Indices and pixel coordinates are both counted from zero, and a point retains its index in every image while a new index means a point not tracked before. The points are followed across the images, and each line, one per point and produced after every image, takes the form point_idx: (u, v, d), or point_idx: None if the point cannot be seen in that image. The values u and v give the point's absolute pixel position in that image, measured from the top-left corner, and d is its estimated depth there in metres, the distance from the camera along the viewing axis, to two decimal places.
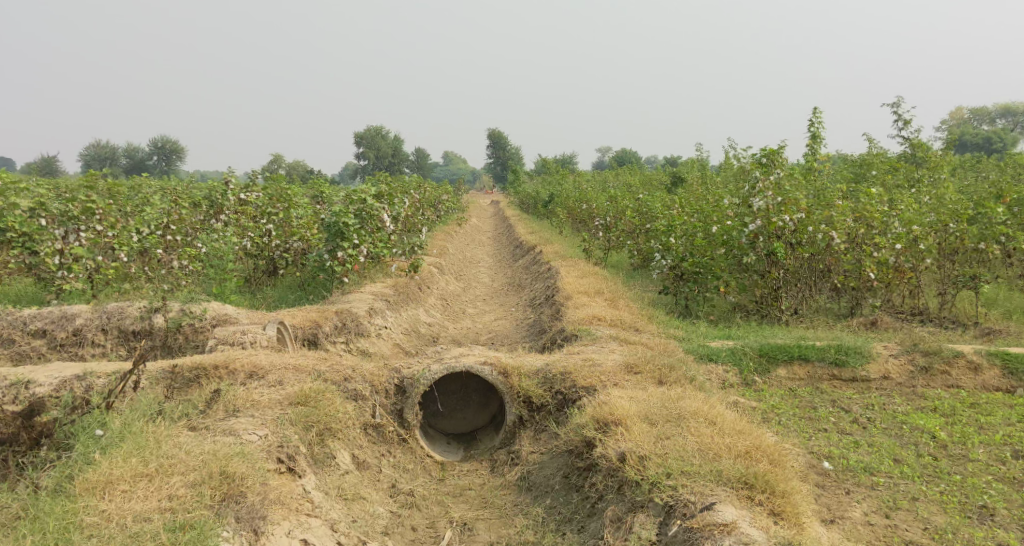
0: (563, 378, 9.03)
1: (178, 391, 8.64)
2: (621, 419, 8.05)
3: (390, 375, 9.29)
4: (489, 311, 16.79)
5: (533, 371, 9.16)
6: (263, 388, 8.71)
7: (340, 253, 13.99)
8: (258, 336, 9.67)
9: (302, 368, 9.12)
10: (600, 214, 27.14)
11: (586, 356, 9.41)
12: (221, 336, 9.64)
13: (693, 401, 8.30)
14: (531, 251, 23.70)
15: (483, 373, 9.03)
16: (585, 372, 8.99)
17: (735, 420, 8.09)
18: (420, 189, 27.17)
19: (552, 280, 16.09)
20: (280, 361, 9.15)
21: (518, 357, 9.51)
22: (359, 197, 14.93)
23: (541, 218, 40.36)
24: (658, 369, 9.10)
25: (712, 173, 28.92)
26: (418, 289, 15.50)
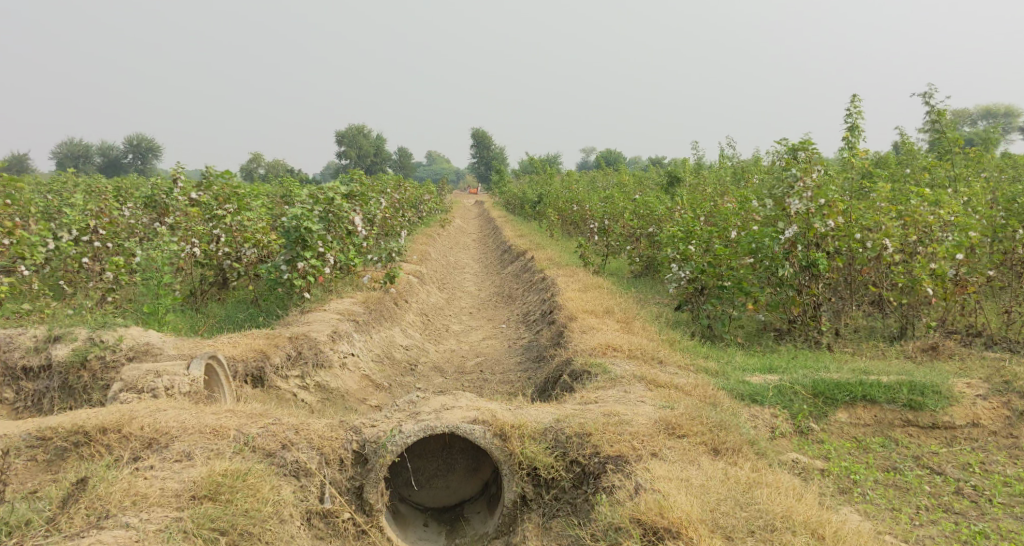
0: (579, 442, 7.08)
1: (47, 468, 7.19)
2: (682, 529, 6.14)
3: (347, 436, 7.46)
4: (478, 328, 14.69)
5: (539, 431, 7.17)
6: (165, 466, 7.01)
7: (300, 264, 11.93)
8: (177, 380, 7.89)
9: (223, 432, 7.38)
10: (595, 216, 25.08)
11: (606, 408, 7.44)
12: (128, 379, 7.93)
13: (773, 493, 6.44)
14: (523, 257, 21.56)
15: (472, 436, 7.10)
16: (609, 436, 7.03)
17: (856, 530, 6.24)
18: (401, 188, 25.11)
19: (552, 289, 13.97)
20: (199, 418, 7.49)
21: (518, 408, 7.55)
22: (325, 197, 12.86)
23: (529, 220, 38.31)
24: (708, 432, 7.13)
25: (713, 172, 26.85)
26: (393, 303, 13.35)
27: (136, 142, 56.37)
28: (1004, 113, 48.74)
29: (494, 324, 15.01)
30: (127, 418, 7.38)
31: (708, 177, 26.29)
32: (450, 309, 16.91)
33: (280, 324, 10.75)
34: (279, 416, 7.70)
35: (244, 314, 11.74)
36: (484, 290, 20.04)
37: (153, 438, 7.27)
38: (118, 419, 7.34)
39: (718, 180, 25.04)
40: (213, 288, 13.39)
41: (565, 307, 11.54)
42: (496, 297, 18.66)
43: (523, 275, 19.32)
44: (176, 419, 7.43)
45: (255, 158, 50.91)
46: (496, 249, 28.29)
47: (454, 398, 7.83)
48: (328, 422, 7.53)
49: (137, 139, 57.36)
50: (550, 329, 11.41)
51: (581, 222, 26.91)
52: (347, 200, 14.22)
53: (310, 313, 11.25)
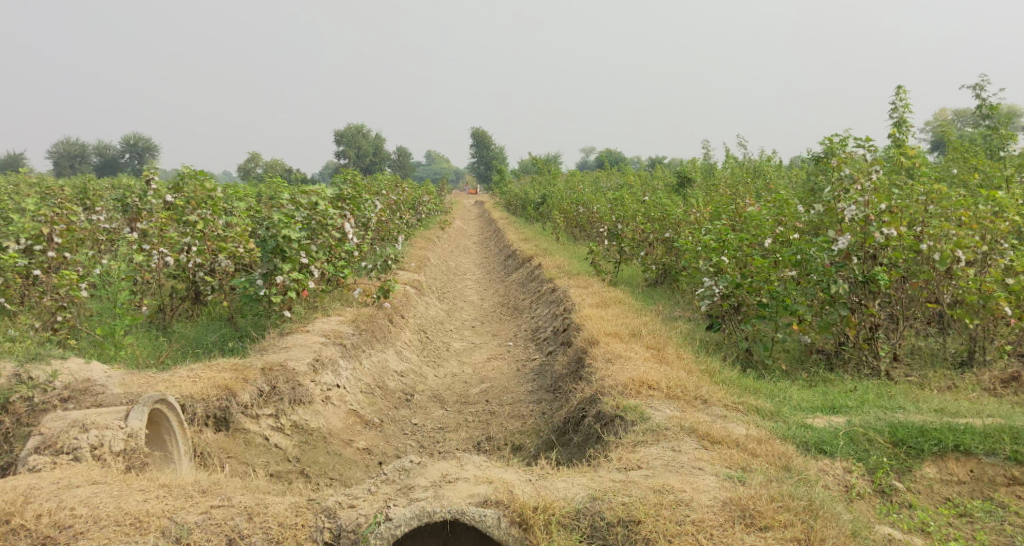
0: (624, 533, 5.93)
1: None
2: None
3: (320, 519, 6.35)
4: (483, 347, 13.23)
5: (570, 515, 6.11)
6: None
7: (279, 279, 10.59)
8: (109, 437, 6.83)
9: (146, 525, 6.16)
10: (603, 219, 23.54)
11: (655, 483, 6.24)
12: (49, 434, 6.84)
13: None
14: (529, 264, 20.08)
15: (483, 524, 6.09)
16: (659, 523, 5.90)
17: None
18: (398, 189, 23.67)
19: (567, 304, 12.51)
20: (117, 502, 6.27)
21: (542, 481, 6.50)
22: (309, 201, 11.50)
23: (532, 223, 36.80)
24: (794, 521, 5.89)
25: (729, 173, 25.30)
26: (386, 320, 11.89)
27: (132, 142, 55.01)
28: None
29: (500, 342, 13.55)
30: (20, 502, 6.15)
31: (723, 179, 24.72)
32: (450, 323, 15.45)
33: (255, 350, 9.34)
34: (227, 492, 6.56)
35: (216, 336, 10.37)
36: (488, 301, 18.55)
37: (49, 535, 6.00)
38: (10, 506, 6.10)
39: (736, 183, 23.48)
40: (182, 302, 11.92)
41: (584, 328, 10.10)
42: (501, 309, 17.19)
43: (531, 285, 17.83)
44: (86, 502, 6.23)
45: (254, 157, 49.63)
46: (499, 254, 26.82)
47: (458, 466, 6.77)
48: (292, 505, 6.44)
49: (132, 138, 56.01)
50: (570, 348, 9.96)
51: (588, 227, 25.40)
52: (337, 204, 12.80)
53: (291, 337, 9.86)
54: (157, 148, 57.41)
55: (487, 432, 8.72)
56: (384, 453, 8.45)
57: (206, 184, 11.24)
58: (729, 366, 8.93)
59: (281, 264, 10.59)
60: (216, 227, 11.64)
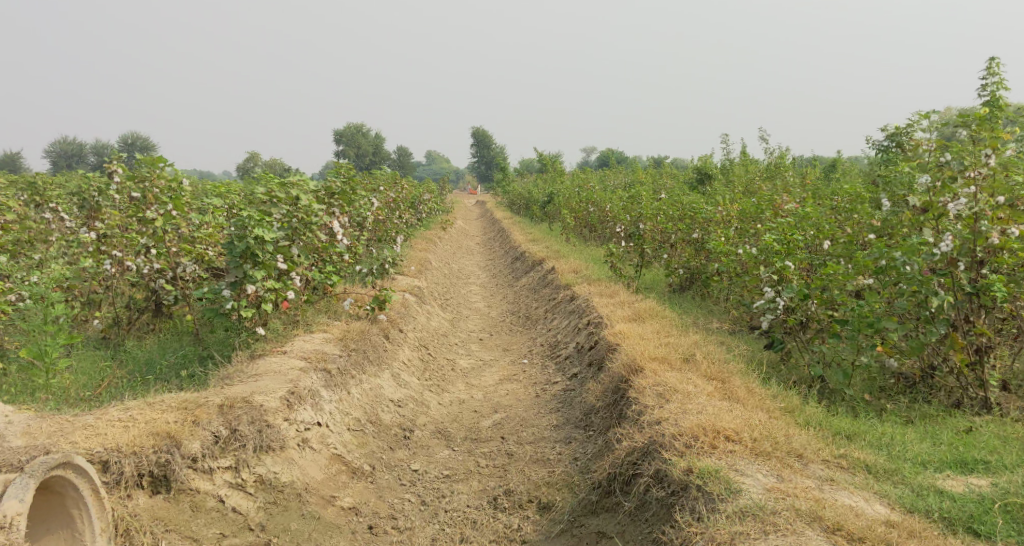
0: None
1: None
2: None
3: None
4: (495, 368, 11.42)
5: None
6: None
7: (250, 289, 8.88)
8: None
9: None
10: (618, 219, 21.70)
11: None
12: None
13: None
14: (541, 268, 18.24)
15: None
16: None
17: None
18: (397, 187, 21.92)
19: (594, 320, 10.72)
20: None
21: None
22: (290, 195, 9.74)
23: (538, 223, 34.94)
24: None
25: (753, 169, 23.41)
26: (381, 337, 10.10)
27: (129, 142, 53.24)
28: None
29: (513, 362, 11.73)
30: None
31: (747, 175, 22.84)
32: (455, 336, 13.63)
33: (218, 376, 7.60)
34: None
35: (173, 358, 8.64)
36: (496, 310, 16.74)
37: None
38: None
39: (762, 178, 21.59)
40: (140, 316, 10.22)
41: (621, 349, 8.32)
42: (512, 320, 15.37)
43: (544, 292, 16.00)
44: None
45: (252, 155, 48.05)
46: (505, 257, 24.98)
47: None
48: None
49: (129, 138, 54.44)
50: (605, 374, 8.20)
51: (602, 227, 23.53)
52: (326, 200, 11.04)
53: (265, 361, 8.13)
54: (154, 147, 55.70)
55: (506, 485, 6.95)
56: (376, 513, 6.71)
57: (171, 174, 9.50)
58: (807, 399, 7.19)
59: (253, 272, 8.86)
60: (182, 219, 9.85)
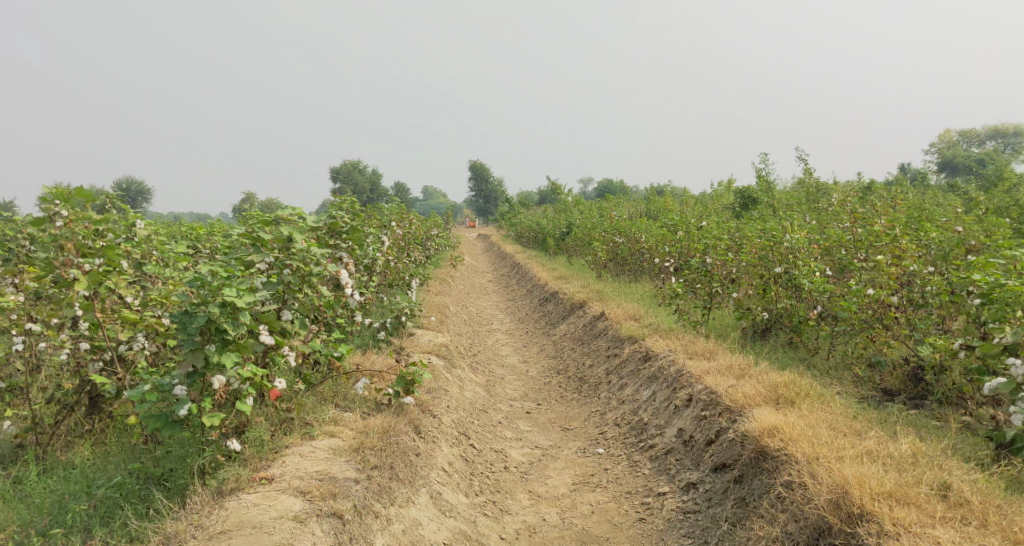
0: None
1: None
2: None
3: None
4: (562, 466, 8.44)
5: None
6: None
7: (217, 383, 5.93)
8: None
9: None
10: (659, 251, 18.78)
11: None
12: None
13: None
14: (583, 314, 15.22)
15: None
16: None
17: None
18: (404, 221, 18.99)
19: (704, 399, 7.72)
20: None
21: None
22: (284, 238, 6.88)
23: (554, 254, 31.97)
24: None
25: (803, 186, 20.38)
26: (412, 436, 7.19)
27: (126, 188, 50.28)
28: (944, 151, 47.31)
29: (583, 454, 8.71)
30: None
31: (798, 194, 19.83)
32: (495, 411, 10.62)
33: (161, 535, 5.48)
34: None
35: (102, 494, 5.84)
36: (535, 367, 13.69)
37: None
38: None
39: (822, 198, 18.59)
40: (68, 414, 7.26)
41: (812, 491, 5.92)
42: (559, 381, 12.42)
43: (594, 343, 13.15)
44: None
45: (249, 196, 45.18)
46: (528, 295, 22.02)
47: None
48: None
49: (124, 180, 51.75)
50: (792, 524, 5.93)
51: (637, 260, 20.50)
52: (332, 243, 8.12)
53: (242, 504, 5.69)
54: (151, 191, 52.83)
55: None
56: None
57: (103, 214, 6.65)
58: None
59: (221, 357, 5.92)
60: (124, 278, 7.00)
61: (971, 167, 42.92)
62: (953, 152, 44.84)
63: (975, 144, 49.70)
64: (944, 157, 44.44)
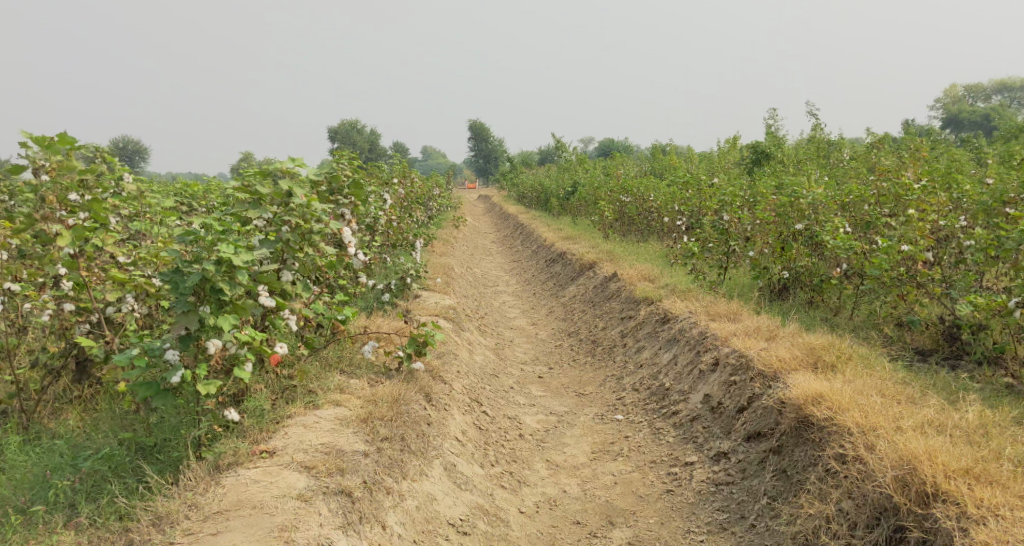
0: None
1: None
2: None
3: None
4: (579, 434, 7.97)
5: None
6: None
7: (212, 347, 5.41)
8: None
9: None
10: (667, 210, 18.24)
11: None
12: None
13: None
14: (593, 274, 14.71)
15: None
16: None
17: None
18: (406, 180, 18.41)
19: (733, 363, 7.22)
20: None
21: None
22: (283, 193, 6.38)
23: (557, 215, 31.40)
24: None
25: (815, 141, 19.75)
26: (422, 404, 6.75)
27: (126, 150, 49.57)
28: (949, 108, 46.49)
29: (601, 421, 8.24)
30: None
31: (808, 150, 19.20)
32: (506, 376, 10.15)
33: (150, 517, 5.04)
34: None
35: (89, 469, 5.38)
36: (544, 330, 13.20)
37: None
38: None
39: (835, 153, 17.97)
40: (54, 380, 6.79)
41: (872, 464, 5.49)
42: (570, 344, 11.96)
43: (605, 305, 12.67)
44: None
45: (249, 158, 44.45)
46: (533, 256, 21.50)
47: None
48: None
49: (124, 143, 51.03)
50: (846, 502, 5.50)
51: (644, 220, 19.97)
52: (333, 199, 7.62)
53: (240, 481, 5.25)
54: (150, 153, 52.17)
55: None
56: None
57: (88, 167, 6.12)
58: None
59: (217, 320, 5.40)
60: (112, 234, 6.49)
61: (979, 125, 42.14)
62: (960, 110, 44.06)
63: (981, 101, 48.91)
64: (950, 115, 43.66)
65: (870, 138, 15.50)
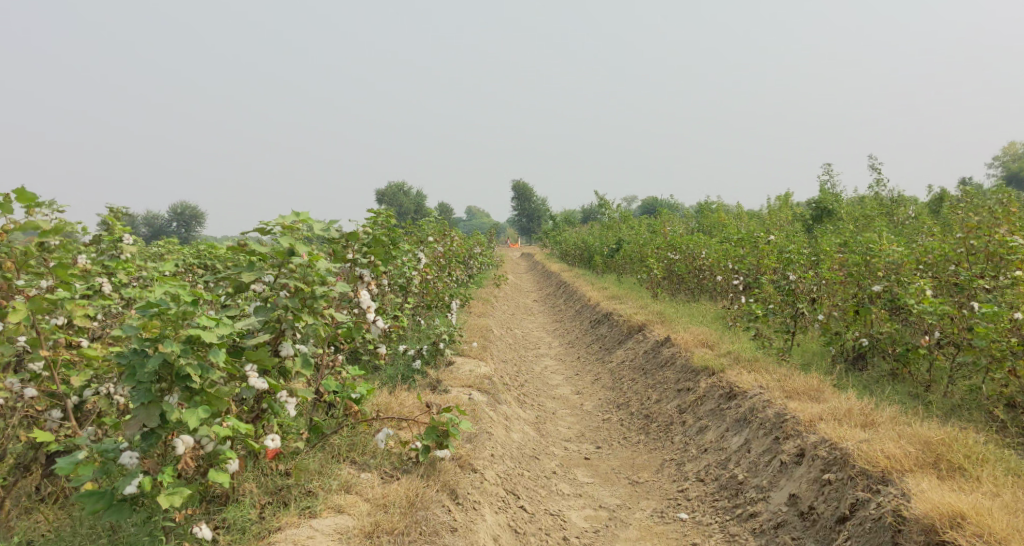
0: None
1: None
2: None
3: None
4: (636, 537, 6.69)
5: None
6: None
7: (179, 448, 4.28)
8: None
9: None
10: (721, 268, 16.94)
11: None
12: None
13: None
14: (644, 338, 13.44)
15: None
16: None
17: None
18: (444, 238, 17.40)
19: (823, 455, 6.12)
20: None
21: None
22: (284, 253, 5.28)
23: (602, 274, 30.20)
24: None
25: (877, 193, 18.38)
26: (444, 508, 5.58)
27: (174, 211, 49.71)
28: (1009, 162, 44.65)
29: (661, 519, 6.95)
30: None
31: (871, 203, 17.82)
32: (548, 458, 8.91)
33: None
34: None
35: None
36: (591, 400, 11.91)
37: None
38: None
39: (901, 205, 16.60)
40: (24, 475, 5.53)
41: None
42: (620, 417, 10.69)
43: (660, 374, 11.40)
44: None
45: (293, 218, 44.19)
46: (578, 317, 20.29)
47: None
48: None
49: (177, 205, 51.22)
50: None
51: (697, 278, 18.67)
52: (350, 259, 6.47)
53: None
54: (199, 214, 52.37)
55: None
56: None
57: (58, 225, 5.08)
58: None
59: (183, 415, 4.27)
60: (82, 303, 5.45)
61: None
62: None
63: None
64: (1012, 169, 41.86)
65: (945, 190, 14.14)
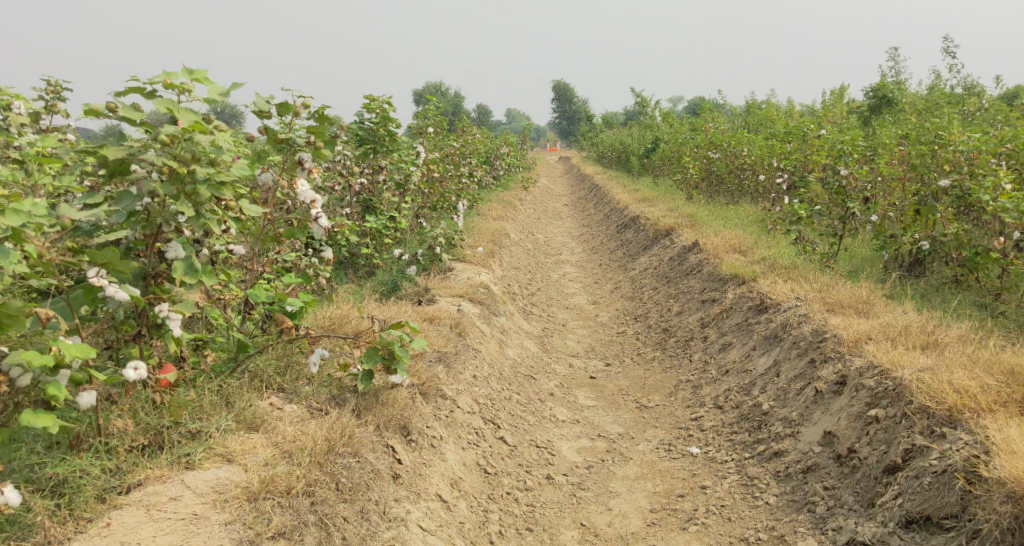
0: None
1: None
2: None
3: None
4: (635, 476, 5.52)
5: None
6: None
7: None
8: None
9: None
10: (764, 167, 15.41)
11: None
12: None
13: None
14: (671, 243, 12.12)
15: None
16: None
17: None
18: (460, 132, 16.02)
19: (870, 386, 4.91)
20: None
21: None
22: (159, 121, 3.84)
23: (637, 176, 28.64)
24: None
25: (940, 86, 16.58)
26: (382, 449, 4.44)
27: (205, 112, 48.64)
28: None
29: (668, 455, 5.77)
30: None
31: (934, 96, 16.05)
32: (547, 377, 7.75)
33: None
34: None
35: None
36: (606, 311, 10.69)
37: None
38: None
39: (970, 96, 14.85)
40: None
41: None
42: (637, 330, 9.48)
43: (685, 281, 10.11)
44: None
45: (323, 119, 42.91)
46: (607, 220, 18.94)
47: None
48: None
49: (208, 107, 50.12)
50: None
51: (737, 178, 17.16)
52: (284, 138, 5.12)
53: None
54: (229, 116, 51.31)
55: None
56: None
57: None
58: None
59: None
60: None
61: None
62: None
63: None
64: None
65: None
